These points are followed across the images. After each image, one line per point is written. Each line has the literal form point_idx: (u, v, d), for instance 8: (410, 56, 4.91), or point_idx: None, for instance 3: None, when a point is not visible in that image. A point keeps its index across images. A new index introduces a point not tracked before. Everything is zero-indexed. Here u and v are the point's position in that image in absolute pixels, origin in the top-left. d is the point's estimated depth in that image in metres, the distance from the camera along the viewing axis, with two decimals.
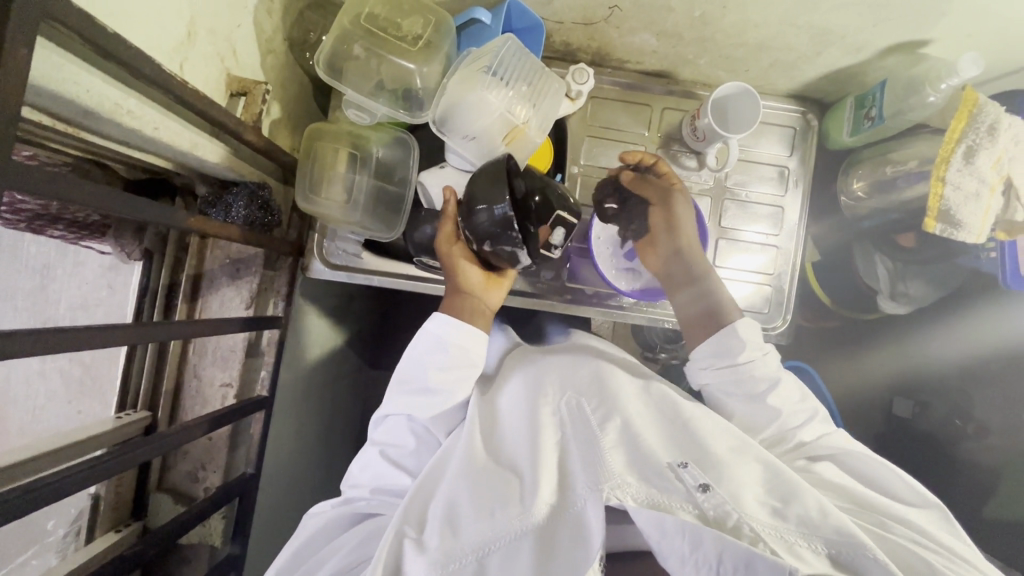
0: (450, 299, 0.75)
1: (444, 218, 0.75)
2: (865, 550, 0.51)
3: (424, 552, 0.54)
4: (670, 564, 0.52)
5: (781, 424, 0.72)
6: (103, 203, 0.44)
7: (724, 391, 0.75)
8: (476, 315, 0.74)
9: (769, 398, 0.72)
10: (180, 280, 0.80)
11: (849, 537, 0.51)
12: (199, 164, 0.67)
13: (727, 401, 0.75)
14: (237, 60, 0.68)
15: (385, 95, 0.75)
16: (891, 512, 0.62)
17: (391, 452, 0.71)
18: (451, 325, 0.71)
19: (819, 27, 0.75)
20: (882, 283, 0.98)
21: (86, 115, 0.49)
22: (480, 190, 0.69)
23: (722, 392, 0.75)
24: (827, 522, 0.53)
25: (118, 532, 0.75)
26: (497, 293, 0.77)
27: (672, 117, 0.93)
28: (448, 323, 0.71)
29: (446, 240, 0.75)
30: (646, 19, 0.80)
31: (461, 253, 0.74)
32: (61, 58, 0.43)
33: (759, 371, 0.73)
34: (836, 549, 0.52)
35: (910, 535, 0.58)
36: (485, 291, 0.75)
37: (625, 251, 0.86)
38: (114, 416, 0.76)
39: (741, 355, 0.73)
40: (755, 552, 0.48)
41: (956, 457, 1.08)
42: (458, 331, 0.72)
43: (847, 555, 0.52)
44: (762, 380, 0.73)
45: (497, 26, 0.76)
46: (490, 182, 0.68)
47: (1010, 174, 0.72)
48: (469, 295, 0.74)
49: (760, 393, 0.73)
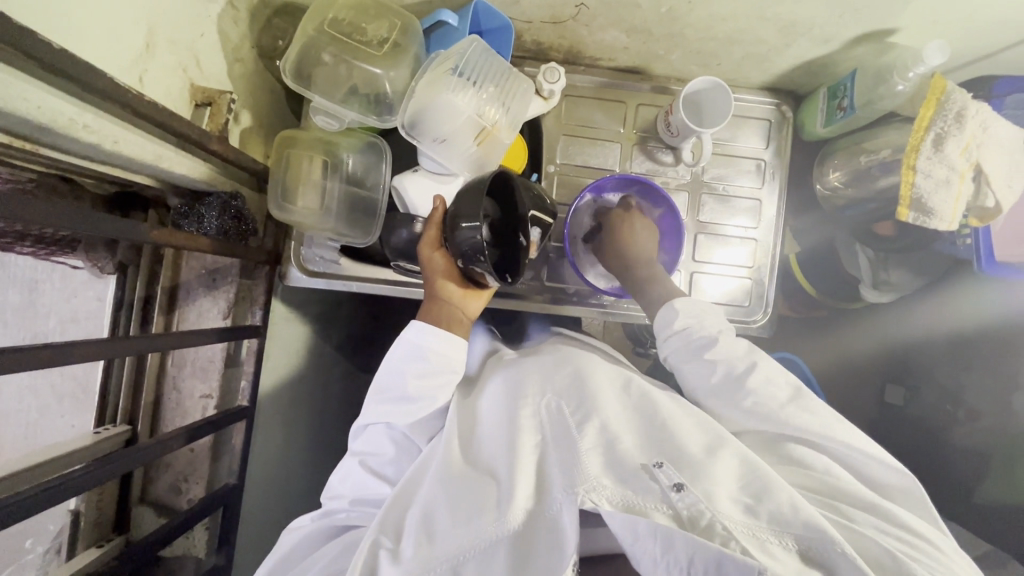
0: (427, 304, 0.74)
1: (428, 224, 0.74)
2: (833, 546, 0.50)
3: (398, 562, 0.55)
4: (643, 568, 0.52)
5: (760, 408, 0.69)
6: (60, 220, 0.44)
7: (677, 357, 0.74)
8: (454, 323, 0.73)
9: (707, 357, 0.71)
10: (156, 292, 0.79)
11: (817, 521, 0.52)
12: (167, 176, 0.66)
13: (683, 368, 0.74)
14: (201, 70, 0.67)
15: (355, 100, 0.75)
16: (859, 499, 0.60)
17: (370, 461, 0.71)
18: (428, 333, 0.71)
19: (786, 19, 0.75)
20: (864, 275, 0.97)
21: (41, 132, 0.49)
22: (464, 206, 0.68)
23: (677, 362, 0.74)
24: (798, 516, 0.53)
25: (101, 547, 0.74)
26: (475, 302, 0.76)
27: (647, 113, 0.93)
28: (426, 330, 0.71)
29: (428, 245, 0.73)
30: (615, 16, 0.79)
31: (442, 263, 0.73)
32: (9, 75, 0.43)
33: (697, 334, 0.73)
34: (806, 543, 0.51)
35: (875, 524, 0.57)
36: (466, 298, 0.74)
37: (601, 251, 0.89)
38: (92, 432, 0.75)
39: (676, 321, 0.74)
40: (726, 554, 0.48)
41: (945, 443, 1.07)
42: (437, 338, 0.71)
43: (819, 552, 0.51)
44: (702, 339, 0.73)
45: (465, 28, 0.75)
46: (474, 199, 0.67)
47: (979, 161, 0.72)
48: (449, 304, 0.73)
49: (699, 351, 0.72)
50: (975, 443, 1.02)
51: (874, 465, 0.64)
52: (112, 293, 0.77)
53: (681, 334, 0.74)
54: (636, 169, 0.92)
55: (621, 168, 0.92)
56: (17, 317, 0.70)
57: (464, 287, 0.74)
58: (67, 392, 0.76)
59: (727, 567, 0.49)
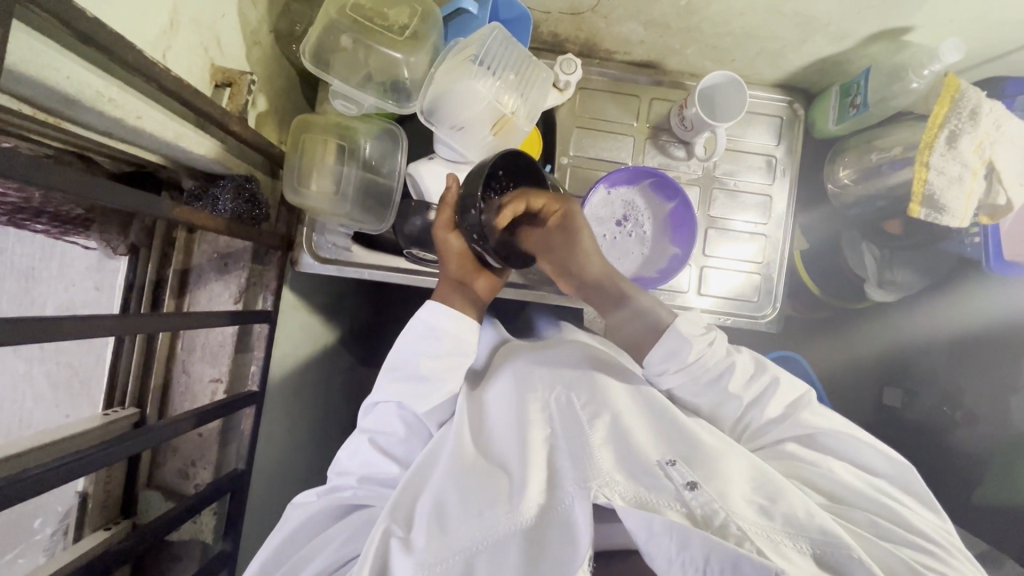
0: (443, 287, 0.73)
1: (444, 205, 0.72)
2: (845, 549, 0.50)
3: (411, 552, 0.53)
4: (658, 566, 0.51)
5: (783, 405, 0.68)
6: (82, 190, 0.43)
7: (689, 390, 0.70)
8: (468, 304, 0.73)
9: (728, 386, 0.68)
10: (167, 275, 0.79)
11: (834, 531, 0.51)
12: (185, 157, 0.66)
13: (700, 397, 0.70)
14: (221, 50, 0.67)
15: (374, 86, 0.76)
16: (866, 499, 0.60)
17: (380, 440, 0.71)
18: (444, 313, 0.71)
19: (803, 14, 0.76)
20: (870, 272, 0.99)
21: (68, 104, 0.49)
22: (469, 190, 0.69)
23: (690, 391, 0.71)
24: (812, 521, 0.52)
25: (109, 529, 0.74)
26: (490, 282, 0.76)
27: (661, 107, 0.93)
28: (440, 311, 0.71)
29: (444, 227, 0.72)
30: (633, 8, 0.80)
31: (458, 245, 0.72)
32: (38, 43, 0.43)
33: (712, 361, 0.69)
34: (821, 549, 0.51)
35: (889, 529, 0.57)
36: (479, 279, 0.74)
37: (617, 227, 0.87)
38: (102, 413, 0.74)
39: (690, 353, 0.68)
40: (741, 553, 0.48)
41: (945, 444, 1.08)
42: (451, 319, 0.71)
43: (833, 556, 0.51)
44: (719, 367, 0.69)
45: (485, 16, 0.76)
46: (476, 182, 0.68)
47: (992, 159, 0.73)
48: (462, 285, 0.73)
49: (719, 381, 0.69)
50: (975, 445, 1.03)
51: (873, 457, 0.65)
52: (123, 275, 0.76)
53: (695, 362, 0.68)
54: (649, 163, 0.92)
55: (634, 162, 0.92)
56: (14, 301, 0.66)
57: (479, 267, 0.74)
58: (62, 380, 0.73)
59: (743, 570, 0.48)
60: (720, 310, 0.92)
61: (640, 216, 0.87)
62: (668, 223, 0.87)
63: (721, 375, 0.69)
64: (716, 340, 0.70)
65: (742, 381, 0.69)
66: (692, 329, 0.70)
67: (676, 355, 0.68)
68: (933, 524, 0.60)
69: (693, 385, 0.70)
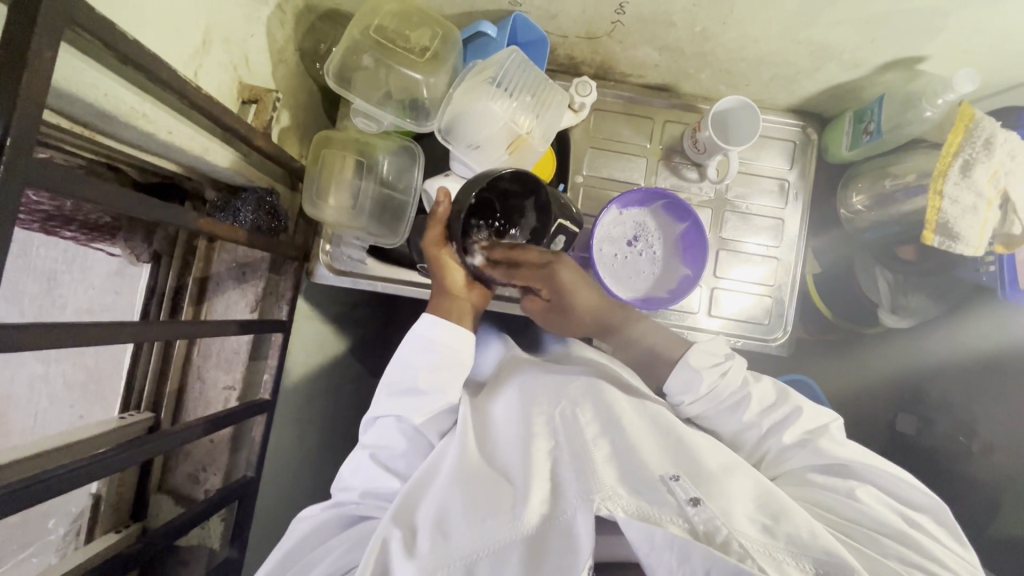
0: (438, 299, 0.74)
1: (433, 221, 0.74)
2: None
3: (413, 557, 0.53)
4: None
5: (796, 428, 0.68)
6: (117, 204, 0.44)
7: (716, 414, 0.72)
8: (465, 316, 0.74)
9: (748, 415, 0.70)
10: (187, 283, 0.81)
11: (836, 550, 0.50)
12: (208, 170, 0.69)
13: (720, 418, 0.72)
14: (249, 69, 0.70)
15: (393, 104, 0.77)
16: (882, 525, 0.58)
17: (381, 455, 0.69)
18: (440, 327, 0.71)
19: (818, 42, 0.77)
20: (882, 298, 0.98)
21: (103, 119, 0.51)
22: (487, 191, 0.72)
23: (718, 414, 0.72)
24: (815, 542, 0.51)
25: (118, 532, 0.75)
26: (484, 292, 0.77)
27: (673, 130, 0.94)
28: (437, 324, 0.71)
29: (435, 243, 0.74)
30: (649, 33, 0.82)
31: (452, 261, 0.74)
32: (83, 63, 0.46)
33: (728, 390, 0.71)
34: (824, 570, 0.49)
35: (899, 551, 0.55)
36: (477, 290, 0.76)
37: (630, 246, 0.87)
38: (117, 417, 0.76)
39: (704, 387, 0.70)
40: (743, 568, 0.47)
41: (959, 475, 1.04)
42: (444, 330, 0.71)
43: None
44: (734, 397, 0.71)
45: (503, 39, 0.78)
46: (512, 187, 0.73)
47: (1007, 188, 0.74)
48: (459, 298, 0.74)
49: (739, 408, 0.71)
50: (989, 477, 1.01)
51: (905, 488, 0.62)
52: (145, 282, 0.80)
53: (709, 392, 0.71)
54: (661, 183, 0.93)
55: (646, 182, 0.93)
56: (35, 305, 0.73)
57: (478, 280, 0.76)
58: (77, 383, 0.79)
59: None
60: (731, 332, 0.91)
61: (652, 237, 0.88)
62: (678, 245, 0.88)
63: (738, 403, 0.71)
64: (730, 370, 0.71)
65: (759, 410, 0.70)
66: (704, 360, 0.72)
67: (688, 388, 0.71)
68: (955, 554, 0.58)
69: (713, 413, 0.72)
